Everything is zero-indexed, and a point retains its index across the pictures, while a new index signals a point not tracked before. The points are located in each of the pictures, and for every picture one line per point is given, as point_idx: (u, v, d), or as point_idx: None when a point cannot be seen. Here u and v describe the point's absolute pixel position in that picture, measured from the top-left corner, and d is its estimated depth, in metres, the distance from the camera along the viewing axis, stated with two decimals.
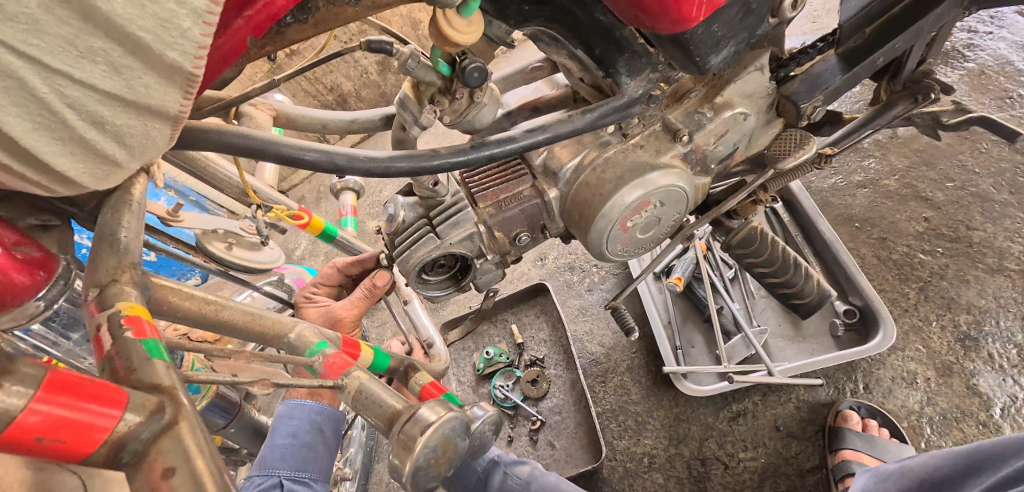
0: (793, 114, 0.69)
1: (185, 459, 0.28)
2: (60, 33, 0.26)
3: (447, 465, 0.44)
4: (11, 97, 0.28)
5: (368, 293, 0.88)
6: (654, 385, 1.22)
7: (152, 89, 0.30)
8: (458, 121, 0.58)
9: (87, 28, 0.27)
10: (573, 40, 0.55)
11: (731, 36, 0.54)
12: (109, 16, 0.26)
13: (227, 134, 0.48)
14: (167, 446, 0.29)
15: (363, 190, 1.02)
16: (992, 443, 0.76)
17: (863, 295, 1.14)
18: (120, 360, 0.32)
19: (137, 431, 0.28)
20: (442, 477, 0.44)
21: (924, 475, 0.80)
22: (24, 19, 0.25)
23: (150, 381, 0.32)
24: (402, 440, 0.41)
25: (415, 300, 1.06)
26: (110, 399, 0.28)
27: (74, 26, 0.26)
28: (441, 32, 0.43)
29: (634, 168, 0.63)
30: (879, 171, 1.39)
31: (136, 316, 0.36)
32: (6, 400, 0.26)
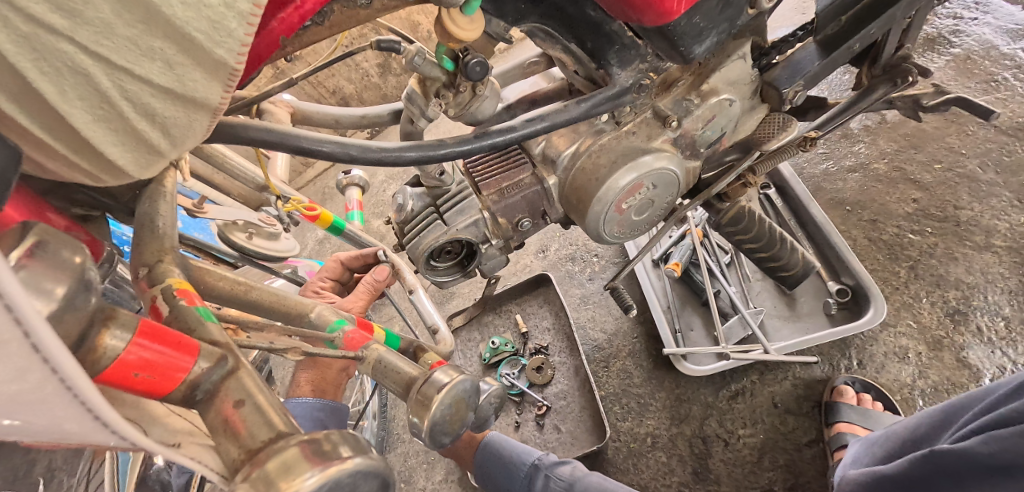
0: (776, 99, 0.73)
1: (250, 393, 0.33)
2: (126, 34, 0.31)
3: (458, 424, 0.49)
4: (79, 92, 0.32)
5: (371, 288, 0.98)
6: (655, 367, 1.27)
7: (198, 83, 0.35)
8: (462, 113, 0.62)
9: (148, 30, 0.31)
10: (566, 34, 0.59)
11: (712, 26, 0.58)
12: (170, 19, 0.31)
13: (252, 129, 0.53)
14: (233, 385, 0.33)
15: (368, 185, 1.07)
16: (968, 397, 0.81)
17: (854, 275, 1.18)
18: (178, 323, 0.38)
19: (208, 373, 0.33)
20: (454, 435, 0.50)
21: (905, 436, 0.86)
22: (97, 23, 0.30)
23: (207, 338, 0.37)
24: (419, 399, 0.47)
25: (420, 292, 0.96)
26: (187, 345, 0.32)
27: (138, 27, 0.31)
28: (447, 30, 0.47)
29: (627, 153, 0.67)
30: (869, 155, 1.43)
31: (185, 289, 0.41)
32: (110, 342, 0.30)
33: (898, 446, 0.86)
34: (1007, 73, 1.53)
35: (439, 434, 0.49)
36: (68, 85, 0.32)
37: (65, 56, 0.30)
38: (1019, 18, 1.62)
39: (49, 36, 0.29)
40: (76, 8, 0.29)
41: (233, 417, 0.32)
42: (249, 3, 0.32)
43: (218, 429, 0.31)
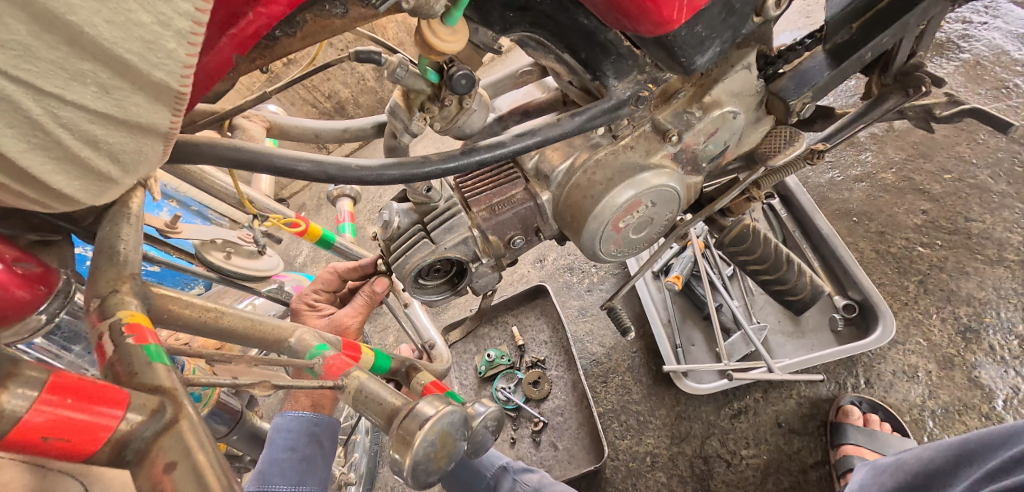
0: (783, 111, 0.69)
1: (187, 454, 0.29)
2: (50, 57, 0.27)
3: (444, 460, 0.46)
4: (4, 118, 0.28)
5: (368, 299, 0.91)
6: (655, 383, 1.23)
7: (141, 108, 0.31)
8: (449, 128, 0.58)
9: (75, 52, 0.27)
10: (558, 44, 0.56)
11: (714, 36, 0.54)
12: (96, 40, 0.27)
13: (219, 147, 0.49)
14: (168, 443, 0.29)
15: (360, 196, 1.04)
16: (983, 434, 0.78)
17: (861, 289, 1.14)
18: (120, 366, 0.33)
19: (139, 430, 0.29)
20: (439, 471, 0.46)
21: (918, 468, 0.82)
22: (14, 46, 0.26)
23: (150, 383, 0.32)
24: (401, 435, 0.43)
25: (415, 302, 1.09)
26: (110, 399, 0.29)
27: (63, 50, 0.27)
28: (426, 41, 0.44)
29: (624, 169, 0.64)
30: (876, 164, 1.39)
31: (136, 324, 0.36)
32: (11, 401, 0.27)
33: (912, 483, 0.82)
34: (1018, 80, 1.49)
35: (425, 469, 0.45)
36: None
37: None
38: None
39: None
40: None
41: (164, 483, 0.28)
42: (189, 19, 0.28)
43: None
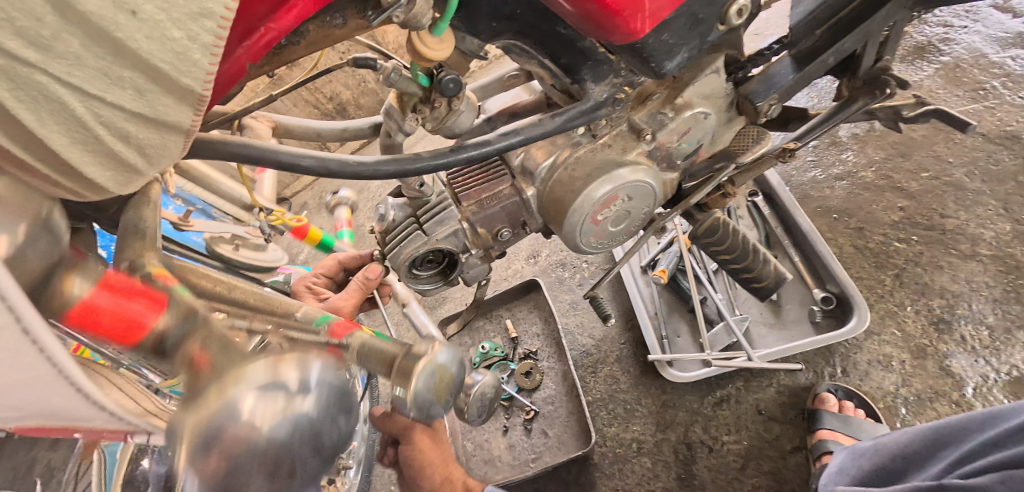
0: (752, 113, 0.74)
1: (216, 342, 0.36)
2: (96, 65, 0.32)
3: (442, 397, 0.50)
4: (56, 116, 0.32)
5: (362, 285, 0.95)
6: (642, 373, 1.28)
7: (169, 108, 0.36)
8: (439, 127, 0.63)
9: (116, 61, 0.32)
10: (540, 50, 0.61)
11: (682, 43, 0.59)
12: (136, 52, 0.32)
13: (228, 145, 0.54)
14: (201, 333, 0.36)
15: (357, 204, 1.08)
16: (956, 420, 0.83)
17: (839, 282, 1.18)
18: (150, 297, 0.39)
19: (173, 327, 0.35)
20: (440, 407, 0.51)
21: (896, 452, 0.87)
22: (67, 56, 0.31)
23: None
24: (403, 371, 0.48)
25: (412, 303, 1.05)
26: (153, 298, 0.35)
27: (106, 59, 0.32)
28: (416, 50, 0.48)
29: (602, 166, 0.69)
30: (857, 163, 1.44)
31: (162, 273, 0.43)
32: (77, 288, 0.33)
33: (890, 466, 0.87)
34: (996, 82, 1.54)
35: (426, 404, 0.50)
36: (44, 111, 0.32)
37: (38, 86, 0.31)
38: (1009, 26, 1.63)
39: (24, 69, 0.30)
40: (49, 43, 0.30)
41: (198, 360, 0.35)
42: (211, 33, 0.33)
43: (185, 370, 0.35)
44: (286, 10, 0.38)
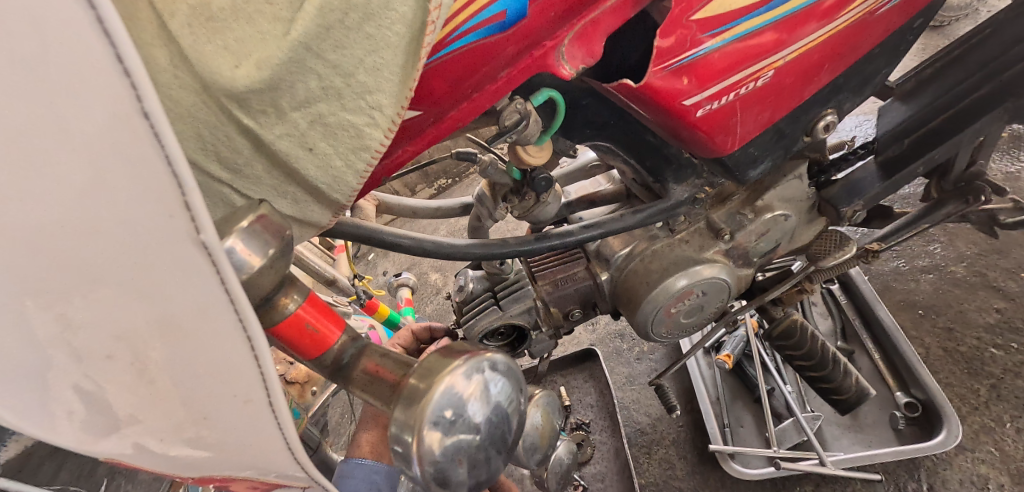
0: (834, 216, 0.75)
1: None
2: (270, 183, 0.36)
3: (547, 440, 0.49)
4: (219, 205, 0.36)
5: None
6: (700, 462, 1.19)
7: (316, 213, 0.39)
8: (526, 216, 0.67)
9: (285, 180, 0.36)
10: (627, 152, 0.63)
11: (766, 154, 0.60)
12: (304, 176, 0.35)
13: (347, 227, 0.59)
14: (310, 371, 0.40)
15: (418, 285, 1.13)
16: None
17: (924, 388, 1.07)
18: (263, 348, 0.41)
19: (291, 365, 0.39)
20: (545, 451, 0.49)
21: None
22: (250, 176, 0.35)
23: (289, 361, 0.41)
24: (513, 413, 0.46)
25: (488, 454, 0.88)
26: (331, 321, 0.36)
27: (278, 179, 0.36)
28: (517, 156, 0.53)
29: (678, 261, 0.70)
30: (946, 257, 1.30)
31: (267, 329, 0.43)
32: (290, 306, 0.33)
33: None
34: None
35: (531, 449, 0.48)
36: (208, 204, 0.36)
37: (219, 188, 0.35)
38: None
39: (216, 184, 0.35)
40: (238, 165, 0.35)
41: None
42: (366, 163, 0.36)
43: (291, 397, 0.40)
44: (421, 137, 0.41)
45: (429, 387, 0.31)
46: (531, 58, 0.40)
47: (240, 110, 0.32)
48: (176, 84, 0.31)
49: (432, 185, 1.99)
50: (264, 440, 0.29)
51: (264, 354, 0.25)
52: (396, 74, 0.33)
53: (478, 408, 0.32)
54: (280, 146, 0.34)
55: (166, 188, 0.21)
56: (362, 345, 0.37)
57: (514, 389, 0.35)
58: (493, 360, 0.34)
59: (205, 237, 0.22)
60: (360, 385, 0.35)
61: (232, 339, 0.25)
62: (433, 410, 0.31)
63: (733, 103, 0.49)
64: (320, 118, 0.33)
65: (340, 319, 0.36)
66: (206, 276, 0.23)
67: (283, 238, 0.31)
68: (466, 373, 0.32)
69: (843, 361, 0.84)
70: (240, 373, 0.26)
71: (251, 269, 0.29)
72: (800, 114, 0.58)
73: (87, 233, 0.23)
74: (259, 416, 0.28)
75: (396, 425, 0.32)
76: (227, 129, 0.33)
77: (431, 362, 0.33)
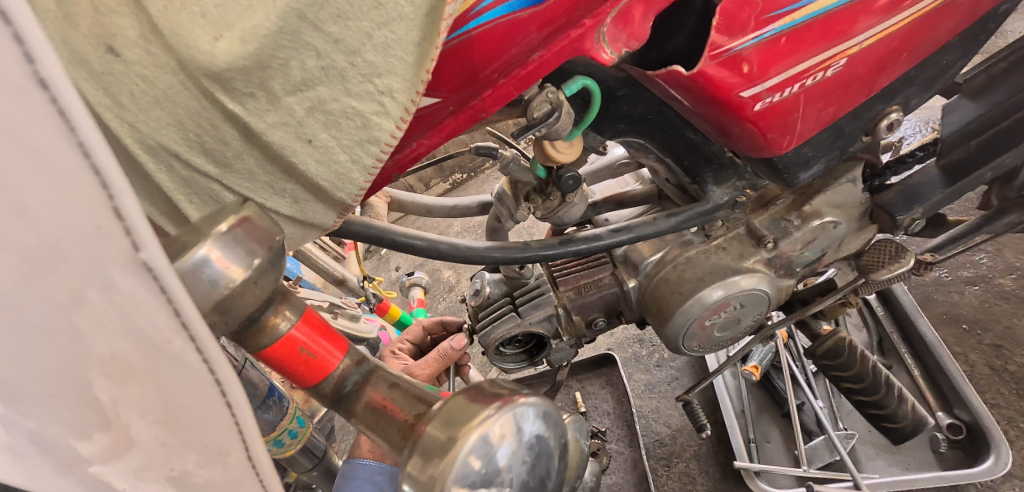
0: (889, 224, 0.68)
1: None
2: (265, 179, 0.31)
3: (575, 473, 0.42)
4: (203, 200, 0.31)
5: (443, 354, 0.74)
6: (722, 478, 1.13)
7: (319, 214, 0.33)
8: (550, 217, 0.61)
9: (283, 177, 0.31)
10: (663, 149, 0.57)
11: (822, 154, 0.54)
12: (303, 173, 0.30)
13: (354, 225, 0.54)
14: None
15: (431, 285, 1.08)
16: None
17: (970, 409, 1.00)
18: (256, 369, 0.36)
19: None
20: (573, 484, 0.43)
21: None
22: (242, 172, 0.30)
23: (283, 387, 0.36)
24: None
25: None
26: (336, 341, 0.31)
27: (275, 175, 0.31)
28: (545, 151, 0.47)
29: (715, 270, 0.64)
30: (993, 268, 1.22)
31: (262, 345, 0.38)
32: (283, 325, 0.28)
33: None
34: None
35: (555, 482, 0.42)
36: (193, 199, 0.31)
37: (205, 182, 0.30)
38: None
39: (201, 179, 0.30)
40: (226, 157, 0.30)
41: None
42: (374, 157, 0.31)
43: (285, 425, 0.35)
44: (440, 128, 0.36)
45: (453, 442, 0.26)
46: (568, 39, 0.34)
47: (225, 93, 0.27)
48: (150, 62, 0.26)
49: (446, 179, 1.94)
50: (233, 490, 0.26)
51: (226, 377, 0.23)
52: (411, 53, 0.28)
53: (510, 466, 0.27)
54: (274, 136, 0.29)
55: (87, 190, 0.18)
56: (367, 370, 0.32)
57: (555, 437, 0.30)
58: (531, 407, 0.29)
59: (149, 256, 0.19)
60: (366, 422, 0.30)
61: (187, 369, 0.22)
62: (456, 475, 0.26)
63: (796, 95, 0.43)
64: (320, 104, 0.28)
65: (342, 341, 0.31)
66: (150, 302, 0.20)
67: (272, 243, 0.26)
68: (497, 429, 0.27)
69: (896, 382, 0.77)
70: (209, 420, 0.23)
71: (231, 284, 0.24)
72: (863, 111, 0.52)
73: (3, 252, 0.18)
74: (231, 465, 0.25)
75: (410, 483, 0.27)
76: (212, 116, 0.28)
77: (454, 409, 0.28)
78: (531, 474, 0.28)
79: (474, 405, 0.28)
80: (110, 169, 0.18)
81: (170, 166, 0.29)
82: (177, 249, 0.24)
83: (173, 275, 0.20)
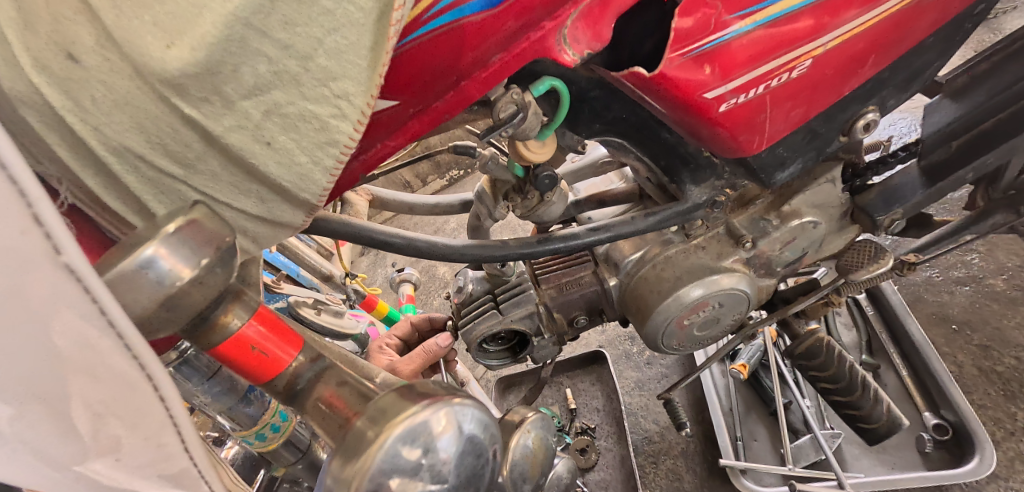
0: (868, 225, 0.69)
1: None
2: (229, 180, 0.31)
3: (537, 473, 0.42)
4: (167, 200, 0.31)
5: (426, 352, 0.76)
6: (710, 475, 1.13)
7: (285, 213, 0.34)
8: (528, 216, 0.61)
9: (246, 178, 0.32)
10: (640, 149, 0.57)
11: (797, 155, 0.54)
12: (265, 174, 0.31)
13: (330, 222, 0.54)
14: None
15: (421, 282, 1.09)
16: None
17: (956, 410, 1.00)
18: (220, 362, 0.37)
19: None
20: (537, 485, 0.42)
21: None
22: (205, 173, 0.31)
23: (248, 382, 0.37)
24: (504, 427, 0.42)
25: (473, 383, 0.98)
26: (291, 338, 0.31)
27: (238, 176, 0.31)
28: (518, 152, 0.48)
29: (693, 269, 0.65)
30: (984, 268, 1.22)
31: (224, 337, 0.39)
32: (235, 323, 0.29)
33: None
34: None
35: (520, 482, 0.42)
36: (157, 198, 0.31)
37: (167, 182, 0.31)
38: None
39: (167, 180, 0.30)
40: (189, 159, 0.30)
41: None
42: (335, 159, 0.31)
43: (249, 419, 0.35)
44: (403, 131, 0.37)
45: (381, 434, 0.27)
46: (527, 41, 0.35)
47: (181, 97, 0.27)
48: (107, 67, 0.27)
49: (443, 176, 1.94)
50: (181, 476, 0.27)
51: (152, 361, 0.25)
52: (363, 57, 0.28)
53: (439, 459, 0.28)
54: (232, 139, 0.29)
55: (9, 202, 0.20)
56: (321, 368, 0.32)
57: (489, 433, 0.30)
58: (464, 404, 0.29)
59: (68, 258, 0.22)
60: (315, 418, 0.31)
61: (116, 362, 0.24)
62: (374, 470, 0.27)
63: (762, 96, 0.43)
64: (276, 107, 0.29)
65: (297, 338, 0.32)
66: (76, 299, 0.22)
67: (221, 242, 0.27)
68: (431, 424, 0.28)
69: (873, 384, 0.78)
70: (144, 408, 0.25)
71: (179, 281, 0.25)
72: (836, 112, 0.52)
73: None
74: (170, 451, 0.27)
75: (332, 480, 0.27)
76: (171, 119, 0.28)
77: (386, 402, 0.29)
78: (460, 470, 0.29)
79: (406, 399, 0.29)
80: (28, 183, 0.21)
81: (134, 167, 0.30)
82: (123, 250, 0.24)
83: (93, 273, 0.22)
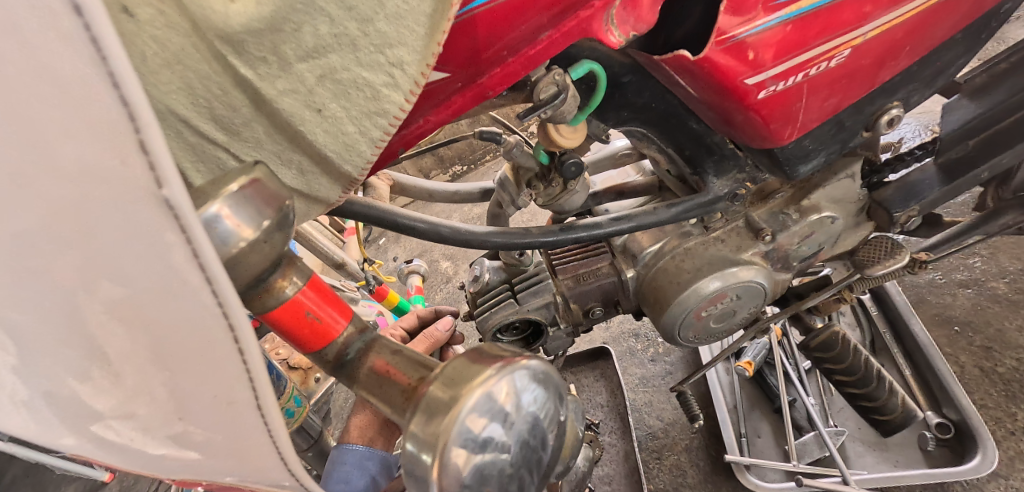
0: (885, 221, 0.68)
1: None
2: (272, 149, 0.31)
3: (570, 452, 0.43)
4: (209, 168, 0.31)
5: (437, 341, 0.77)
6: (713, 471, 1.13)
7: (324, 186, 0.34)
8: (550, 204, 0.61)
9: (291, 146, 0.31)
10: (664, 138, 0.58)
11: (822, 148, 0.55)
12: (311, 142, 0.31)
13: (355, 205, 0.54)
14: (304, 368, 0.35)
15: (429, 273, 1.09)
16: None
17: (959, 409, 1.01)
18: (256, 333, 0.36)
19: None
20: (568, 462, 0.43)
21: None
22: (251, 140, 0.30)
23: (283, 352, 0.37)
24: None
25: None
26: (341, 308, 0.32)
27: (282, 145, 0.31)
28: (549, 136, 0.48)
29: (713, 261, 0.65)
30: (986, 271, 1.23)
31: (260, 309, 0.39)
32: (289, 289, 0.29)
33: None
34: None
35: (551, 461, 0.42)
36: (197, 166, 0.31)
37: (210, 149, 0.30)
38: None
39: (210, 147, 0.30)
40: (238, 128, 0.30)
41: None
42: (382, 130, 0.31)
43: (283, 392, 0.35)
44: (446, 105, 0.36)
45: (456, 401, 0.27)
46: (576, 19, 0.35)
47: (237, 56, 0.27)
48: (162, 23, 0.26)
49: (446, 171, 1.94)
50: (240, 442, 0.25)
51: (243, 328, 0.21)
52: (422, 24, 0.29)
53: (509, 424, 0.28)
54: (284, 104, 0.29)
55: (114, 122, 0.17)
56: (370, 339, 0.33)
57: (553, 398, 0.30)
58: (530, 369, 0.29)
59: (169, 193, 0.18)
60: (369, 388, 0.31)
61: (206, 317, 0.21)
62: (458, 430, 0.27)
63: (800, 83, 0.43)
64: (331, 73, 0.29)
65: (346, 307, 0.32)
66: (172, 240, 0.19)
67: (281, 205, 0.27)
68: (499, 390, 0.28)
69: (887, 378, 0.78)
70: (220, 364, 0.22)
71: (241, 241, 0.25)
72: (865, 105, 0.52)
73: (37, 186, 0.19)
74: (242, 418, 0.24)
75: (414, 442, 0.28)
76: (223, 81, 0.28)
77: (456, 370, 0.29)
78: (529, 434, 0.29)
79: (477, 367, 0.29)
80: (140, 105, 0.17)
81: (178, 133, 0.29)
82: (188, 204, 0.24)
83: (195, 216, 0.19)
